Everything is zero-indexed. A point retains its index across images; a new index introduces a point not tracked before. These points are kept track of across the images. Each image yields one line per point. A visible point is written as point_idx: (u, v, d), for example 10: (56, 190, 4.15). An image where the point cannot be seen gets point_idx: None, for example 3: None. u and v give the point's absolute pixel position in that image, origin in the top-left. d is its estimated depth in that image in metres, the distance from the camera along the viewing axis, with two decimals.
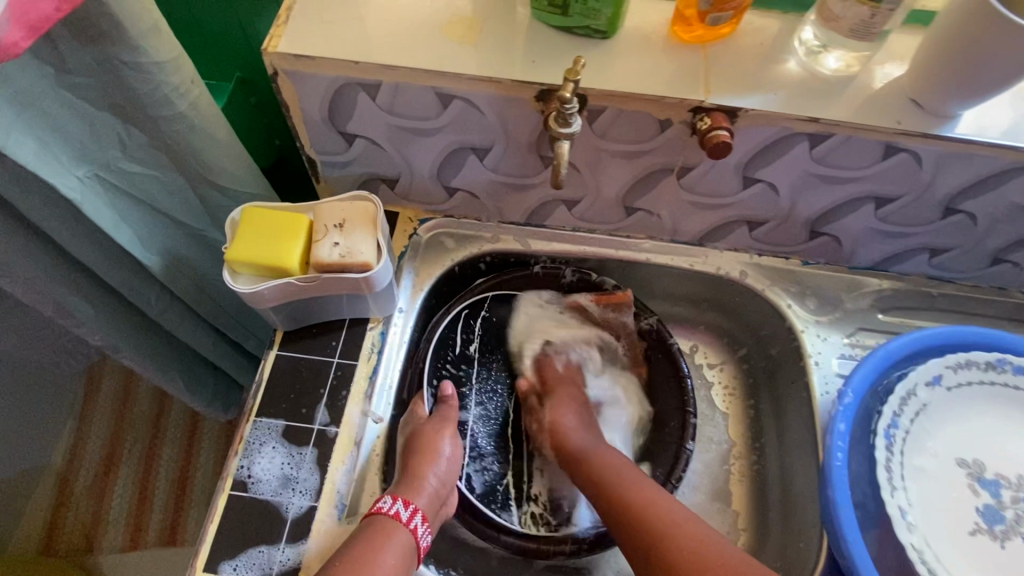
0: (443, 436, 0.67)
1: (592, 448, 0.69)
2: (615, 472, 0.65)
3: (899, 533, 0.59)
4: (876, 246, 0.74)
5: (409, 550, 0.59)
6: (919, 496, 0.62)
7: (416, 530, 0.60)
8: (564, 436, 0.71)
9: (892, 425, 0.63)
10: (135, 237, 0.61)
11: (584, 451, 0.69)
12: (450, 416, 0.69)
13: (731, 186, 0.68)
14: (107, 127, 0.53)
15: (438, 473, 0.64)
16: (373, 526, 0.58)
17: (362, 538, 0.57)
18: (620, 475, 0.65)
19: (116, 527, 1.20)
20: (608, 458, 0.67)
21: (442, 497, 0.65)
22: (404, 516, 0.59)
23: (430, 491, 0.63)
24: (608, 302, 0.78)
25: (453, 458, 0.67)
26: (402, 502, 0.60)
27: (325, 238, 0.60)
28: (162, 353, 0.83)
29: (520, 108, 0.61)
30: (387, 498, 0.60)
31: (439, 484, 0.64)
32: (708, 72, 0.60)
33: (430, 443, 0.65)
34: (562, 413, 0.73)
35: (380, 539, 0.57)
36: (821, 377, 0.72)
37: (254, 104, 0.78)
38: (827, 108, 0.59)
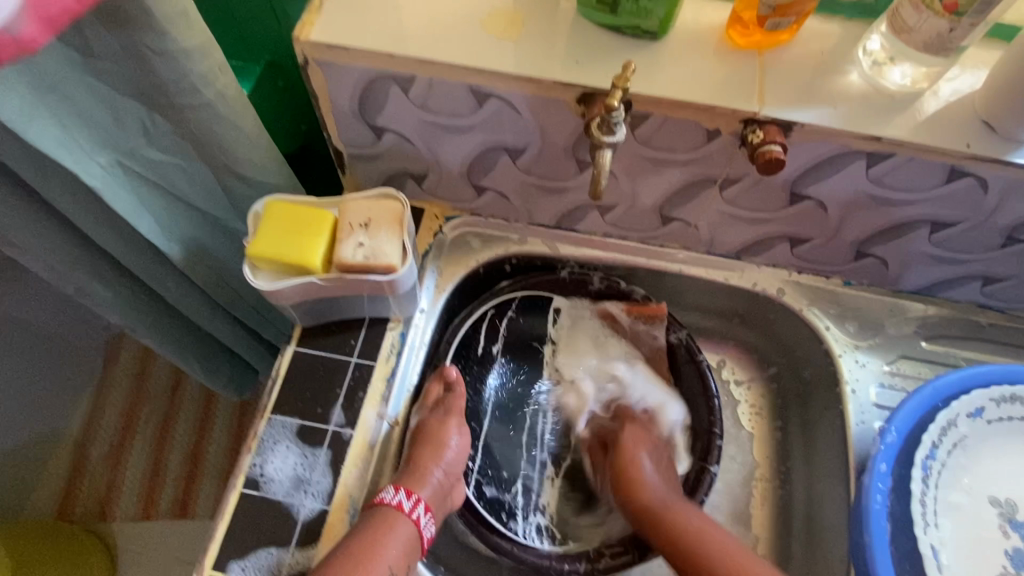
0: (449, 425, 0.64)
1: (669, 503, 0.64)
2: (725, 556, 0.59)
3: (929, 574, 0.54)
4: (925, 271, 0.70)
5: (412, 542, 0.56)
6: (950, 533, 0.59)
7: (419, 520, 0.57)
8: (635, 492, 0.65)
9: (931, 456, 0.58)
10: (155, 225, 0.59)
11: (662, 505, 0.64)
12: (456, 405, 0.65)
13: (777, 201, 0.64)
14: (131, 113, 0.51)
15: (443, 464, 0.62)
16: (375, 514, 0.55)
17: (362, 527, 0.54)
18: (702, 535, 0.61)
19: (129, 498, 1.21)
20: (684, 518, 0.63)
21: (446, 487, 0.62)
22: (407, 507, 0.57)
23: (433, 482, 0.60)
24: (641, 314, 0.75)
25: (460, 452, 0.64)
26: (405, 493, 0.57)
27: (350, 237, 0.57)
28: (179, 337, 0.82)
29: (560, 109, 0.57)
30: (388, 487, 0.58)
31: (443, 476, 0.62)
32: (764, 81, 0.56)
33: (436, 433, 0.63)
34: (636, 463, 0.67)
35: (380, 529, 0.54)
36: (857, 405, 0.69)
37: (281, 88, 0.75)
38: (890, 126, 0.55)
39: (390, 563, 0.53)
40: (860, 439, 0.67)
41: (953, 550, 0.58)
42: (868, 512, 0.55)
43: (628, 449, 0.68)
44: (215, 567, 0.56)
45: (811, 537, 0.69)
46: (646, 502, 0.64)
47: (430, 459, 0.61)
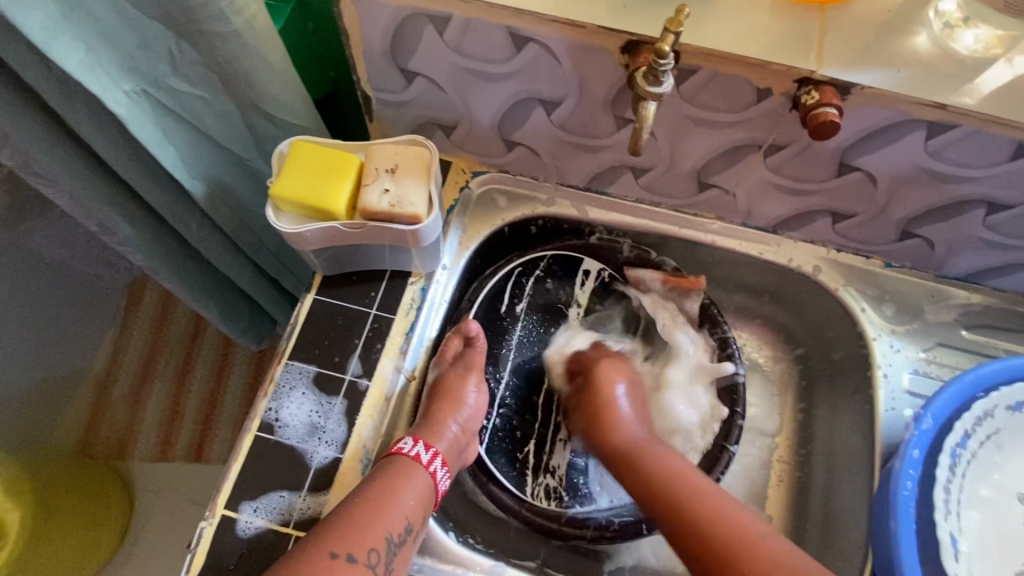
0: (467, 381, 0.63)
1: (642, 444, 0.63)
2: (672, 475, 0.59)
3: (947, 563, 0.52)
4: (973, 256, 0.66)
5: (427, 494, 0.55)
6: (971, 524, 0.57)
7: (435, 474, 0.57)
8: (609, 432, 0.64)
9: (961, 443, 0.55)
10: (179, 160, 0.58)
11: (631, 446, 0.63)
12: (476, 361, 0.64)
13: (823, 171, 0.61)
14: (157, 39, 0.49)
15: (458, 419, 0.61)
16: (393, 463, 0.55)
17: (381, 475, 0.53)
18: (681, 475, 0.59)
19: (147, 438, 1.24)
20: (665, 458, 0.61)
21: (462, 445, 0.61)
22: (424, 459, 0.56)
23: (450, 436, 0.60)
24: (678, 285, 0.73)
25: (475, 412, 0.63)
26: (423, 445, 0.57)
27: (375, 183, 0.56)
28: (200, 280, 0.81)
29: (601, 59, 0.54)
30: (407, 439, 0.57)
31: (459, 432, 0.60)
32: (823, 38, 0.53)
33: (454, 389, 0.62)
34: (614, 398, 0.66)
35: (398, 479, 0.54)
36: (887, 391, 0.66)
37: (311, 29, 0.68)
38: (958, 93, 0.51)
39: (407, 514, 0.52)
40: (889, 426, 0.65)
41: (971, 542, 0.56)
42: (896, 497, 0.53)
43: (602, 388, 0.67)
44: (227, 507, 0.56)
45: (828, 522, 0.67)
46: (617, 443, 0.64)
47: (444, 413, 0.60)
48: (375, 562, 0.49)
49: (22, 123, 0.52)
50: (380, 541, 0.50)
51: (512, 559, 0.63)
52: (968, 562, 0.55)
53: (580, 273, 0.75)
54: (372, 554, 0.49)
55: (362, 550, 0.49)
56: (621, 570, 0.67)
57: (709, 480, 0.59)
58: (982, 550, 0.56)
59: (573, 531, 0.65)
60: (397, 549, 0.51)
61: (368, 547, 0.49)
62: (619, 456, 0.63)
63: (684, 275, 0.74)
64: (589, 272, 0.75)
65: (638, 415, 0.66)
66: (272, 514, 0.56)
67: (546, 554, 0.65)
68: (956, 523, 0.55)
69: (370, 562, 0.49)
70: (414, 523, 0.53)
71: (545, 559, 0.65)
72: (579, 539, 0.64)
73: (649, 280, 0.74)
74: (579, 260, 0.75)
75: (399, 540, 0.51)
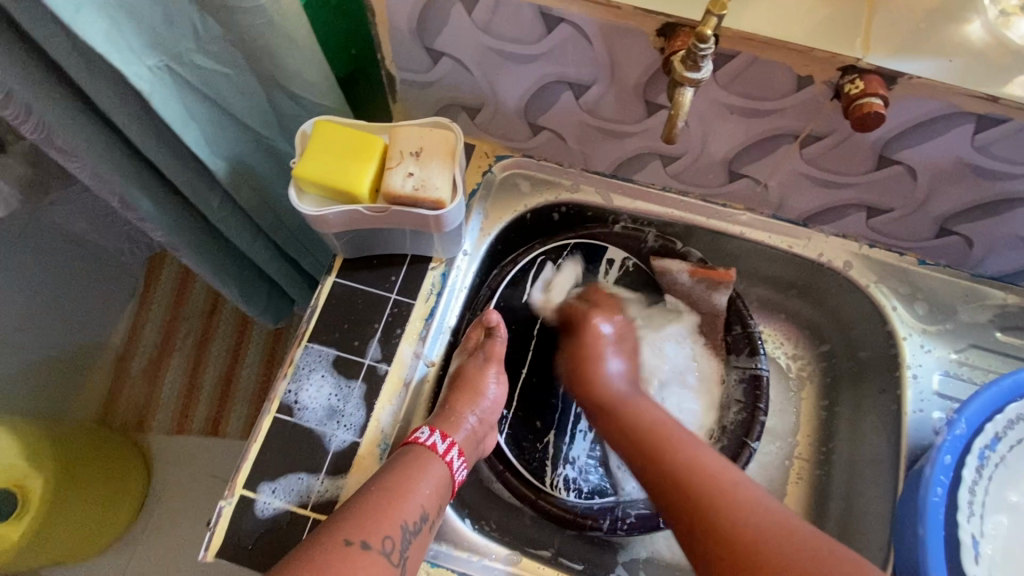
0: (485, 372, 0.62)
1: (624, 398, 0.62)
2: (651, 425, 0.59)
3: (966, 565, 0.50)
4: (1013, 256, 0.63)
5: (443, 483, 0.55)
6: (994, 530, 0.54)
7: (451, 463, 0.56)
8: (595, 385, 0.63)
9: (990, 446, 0.53)
10: (201, 138, 0.57)
11: (618, 398, 0.62)
12: (496, 352, 0.63)
13: (860, 164, 0.58)
14: (182, 14, 0.48)
15: (478, 410, 0.60)
16: (409, 452, 0.55)
17: (397, 462, 0.54)
18: (660, 428, 0.59)
19: (166, 411, 1.26)
20: (649, 413, 0.60)
21: (481, 434, 0.61)
22: (441, 449, 0.56)
23: (468, 427, 0.59)
24: (707, 278, 0.70)
25: (495, 403, 0.63)
26: (439, 435, 0.57)
27: (400, 166, 0.54)
28: (220, 259, 0.81)
29: (636, 42, 0.52)
30: (424, 428, 0.57)
31: (477, 423, 0.60)
32: (870, 24, 0.50)
33: (472, 379, 0.61)
34: (598, 353, 0.64)
35: (415, 466, 0.54)
36: (916, 392, 0.65)
37: (335, 6, 0.64)
38: (1013, 85, 0.48)
39: (423, 503, 0.52)
40: (916, 427, 0.63)
41: (995, 548, 0.53)
42: (925, 503, 0.51)
43: (586, 336, 0.65)
44: (245, 487, 0.56)
45: (848, 522, 0.66)
46: (604, 393, 0.62)
47: (464, 402, 0.60)
48: (392, 549, 0.49)
49: (47, 98, 0.51)
50: (395, 529, 0.50)
51: (526, 547, 0.63)
52: (990, 565, 0.52)
53: (604, 261, 0.73)
54: (388, 541, 0.49)
55: (378, 537, 0.49)
56: (635, 561, 0.67)
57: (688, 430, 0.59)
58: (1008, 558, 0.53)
59: (590, 521, 0.64)
60: (412, 537, 0.51)
61: (384, 535, 0.49)
62: (605, 406, 0.62)
63: (714, 268, 0.70)
64: (613, 261, 0.73)
65: (625, 366, 0.65)
66: (290, 495, 0.56)
67: (560, 543, 0.65)
68: (978, 525, 0.53)
69: (385, 550, 0.49)
70: (430, 511, 0.53)
71: (559, 549, 0.64)
72: (595, 531, 0.63)
73: (676, 271, 0.71)
74: (602, 249, 0.72)
75: (414, 528, 0.51)
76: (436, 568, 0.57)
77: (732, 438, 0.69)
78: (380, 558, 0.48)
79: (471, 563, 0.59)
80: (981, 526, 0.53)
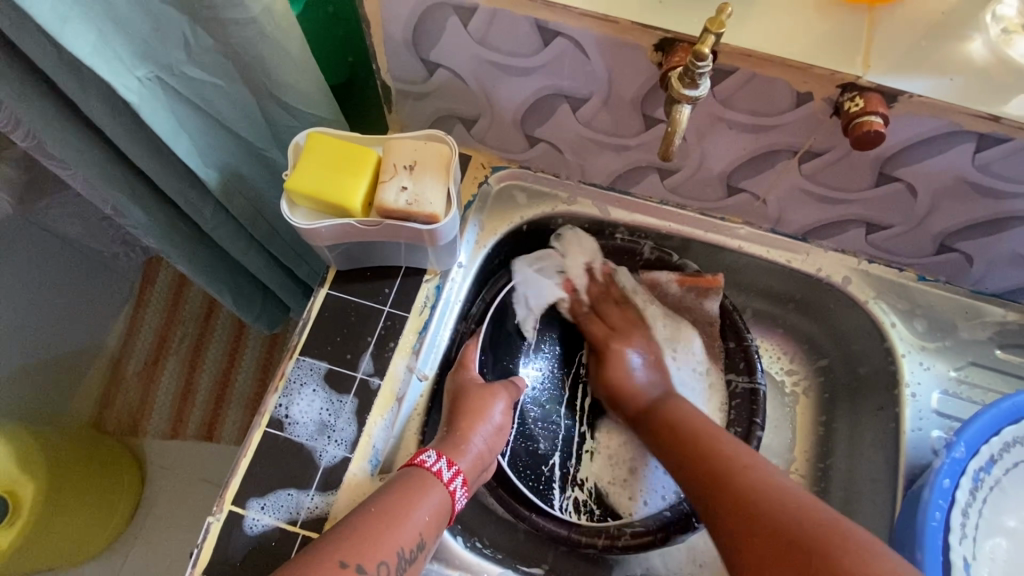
0: (483, 393, 0.62)
1: (664, 398, 0.67)
2: (683, 417, 0.63)
3: None
4: (1015, 273, 0.63)
5: (442, 512, 0.54)
6: (989, 553, 0.52)
7: (454, 492, 0.55)
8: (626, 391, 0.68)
9: (985, 468, 0.53)
10: (193, 149, 0.57)
11: (657, 400, 0.67)
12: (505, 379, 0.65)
13: (860, 180, 0.58)
14: (173, 26, 0.47)
15: (484, 434, 0.59)
16: (412, 474, 0.54)
17: (397, 483, 0.53)
18: (686, 423, 0.61)
19: (159, 416, 1.25)
20: (682, 413, 0.64)
21: (485, 463, 0.60)
22: (446, 476, 0.55)
23: (473, 453, 0.58)
24: (695, 285, 0.71)
25: (500, 431, 0.61)
26: (447, 462, 0.55)
27: (393, 180, 0.54)
28: (213, 267, 0.80)
29: (633, 56, 0.52)
30: (431, 452, 0.56)
31: (483, 447, 0.59)
32: (871, 40, 0.50)
33: (466, 391, 0.61)
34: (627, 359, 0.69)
35: (415, 489, 0.53)
36: (914, 411, 0.64)
37: (330, 15, 0.64)
38: (1014, 104, 0.48)
39: (420, 530, 0.51)
40: (915, 446, 0.63)
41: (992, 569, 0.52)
42: (923, 526, 0.50)
43: (609, 362, 0.69)
44: (234, 503, 0.56)
45: None
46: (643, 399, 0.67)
47: (470, 426, 0.59)
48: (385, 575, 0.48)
49: (37, 108, 0.51)
50: (391, 554, 0.49)
51: (518, 565, 0.62)
52: None
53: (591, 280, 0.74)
54: (382, 567, 0.48)
55: (373, 562, 0.48)
56: None
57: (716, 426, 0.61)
58: None
59: (585, 539, 0.63)
60: (407, 564, 0.50)
61: (379, 560, 0.48)
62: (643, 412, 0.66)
63: (700, 275, 0.71)
64: (602, 280, 0.75)
65: (648, 367, 0.70)
66: (280, 512, 0.55)
67: (553, 560, 0.64)
68: (971, 547, 0.52)
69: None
70: (426, 540, 0.52)
71: (552, 565, 0.64)
72: (590, 548, 0.63)
73: (665, 281, 0.73)
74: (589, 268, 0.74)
75: (410, 556, 0.51)
76: None
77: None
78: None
79: None
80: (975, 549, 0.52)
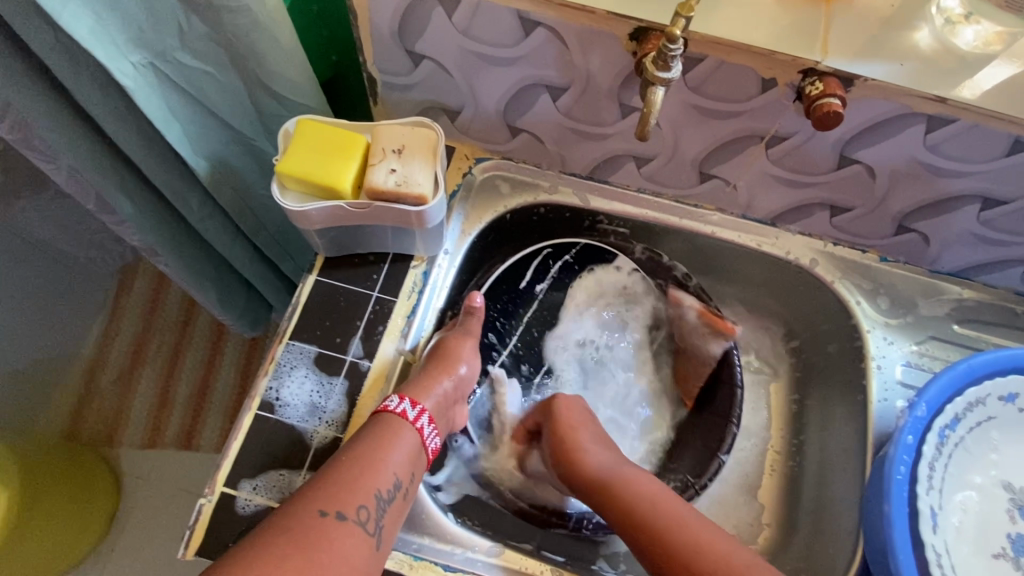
0: (466, 345, 0.64)
1: (615, 470, 0.62)
2: (648, 500, 0.59)
3: (923, 531, 0.54)
4: (968, 251, 0.67)
5: (414, 449, 0.55)
6: (960, 504, 0.59)
7: (422, 430, 0.57)
8: (581, 462, 0.62)
9: (951, 425, 0.57)
10: (183, 136, 0.58)
11: (604, 474, 0.62)
12: (473, 328, 0.66)
13: (823, 163, 0.62)
14: (168, 13, 0.49)
15: (455, 376, 0.61)
16: (379, 422, 0.55)
17: (365, 433, 0.54)
18: (653, 503, 0.59)
19: (136, 424, 1.22)
20: (640, 495, 0.60)
21: (453, 401, 0.61)
22: (411, 416, 0.56)
23: (438, 393, 0.59)
24: (712, 323, 0.72)
25: (471, 373, 0.64)
26: (410, 402, 0.57)
27: (382, 163, 0.56)
28: (197, 262, 0.80)
29: (611, 45, 0.55)
30: (393, 396, 0.57)
31: (451, 388, 0.60)
32: (828, 30, 0.54)
33: (454, 350, 0.63)
34: (579, 423, 0.65)
35: (385, 436, 0.54)
36: (881, 381, 0.68)
37: (315, 13, 0.66)
38: (957, 87, 0.52)
39: (395, 470, 0.53)
40: (881, 416, 0.66)
41: (947, 520, 0.58)
42: (889, 480, 0.54)
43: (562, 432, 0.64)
44: (226, 485, 0.56)
45: (818, 511, 0.69)
46: (587, 473, 0.62)
47: (436, 369, 0.60)
48: (367, 518, 0.50)
49: (32, 97, 0.52)
50: (369, 498, 0.50)
51: (508, 539, 0.62)
52: (944, 533, 0.56)
53: (609, 266, 0.75)
54: (363, 511, 0.49)
55: (352, 507, 0.49)
56: (616, 555, 0.67)
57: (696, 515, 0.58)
58: (950, 525, 0.58)
59: (555, 519, 0.66)
60: (388, 505, 0.51)
61: (358, 505, 0.49)
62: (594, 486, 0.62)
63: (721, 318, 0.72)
64: (620, 266, 0.75)
65: (597, 437, 0.65)
66: (272, 491, 0.56)
67: (541, 538, 0.64)
68: (938, 498, 0.57)
69: (361, 519, 0.49)
70: (403, 479, 0.53)
71: (540, 542, 0.64)
72: (560, 528, 0.66)
73: (687, 307, 0.74)
74: (605, 252, 0.75)
75: (388, 496, 0.52)
76: (419, 561, 0.57)
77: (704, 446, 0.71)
78: (356, 528, 0.48)
79: (454, 555, 0.58)
80: (940, 499, 0.57)
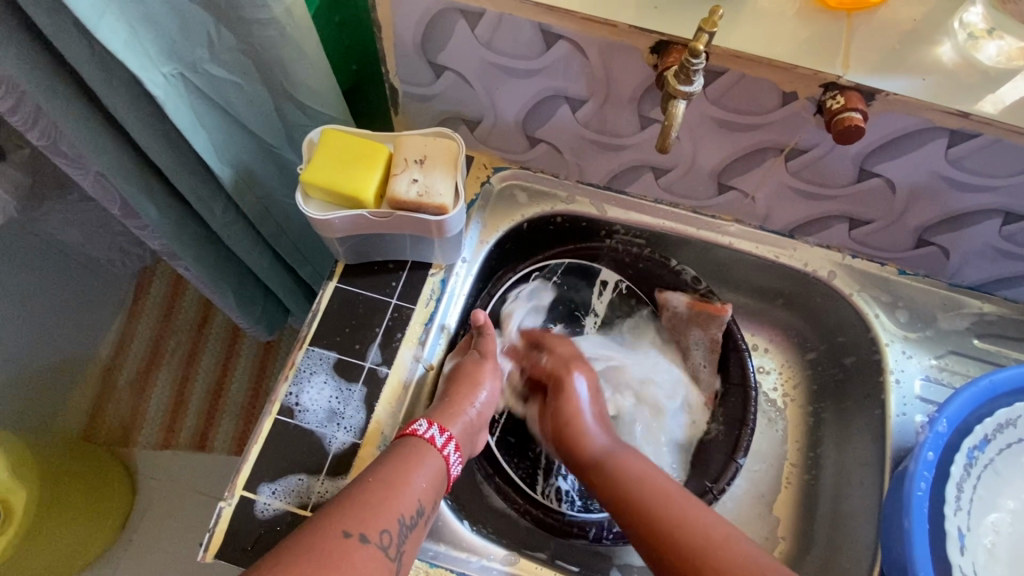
0: (484, 368, 0.64)
1: (610, 451, 0.62)
2: (637, 478, 0.58)
3: (950, 554, 0.54)
4: (988, 266, 0.67)
5: (440, 475, 0.56)
6: (992, 526, 0.59)
7: (448, 457, 0.57)
8: (575, 440, 0.63)
9: (980, 447, 0.57)
10: (210, 145, 0.59)
11: (601, 456, 0.62)
12: (490, 348, 0.66)
13: (843, 175, 0.61)
14: (198, 25, 0.50)
15: (476, 402, 0.62)
16: (407, 445, 0.56)
17: (392, 457, 0.54)
18: (644, 482, 0.58)
19: (152, 425, 1.23)
20: (627, 471, 0.59)
21: (476, 427, 0.62)
22: (439, 442, 0.57)
23: (466, 418, 0.60)
24: (699, 311, 0.74)
25: (490, 399, 0.64)
26: (438, 428, 0.57)
27: (404, 173, 0.57)
28: (216, 267, 0.81)
29: (632, 58, 0.55)
30: (422, 421, 0.58)
31: (474, 415, 0.61)
32: (850, 44, 0.53)
33: (474, 374, 0.63)
34: (577, 412, 0.65)
35: (410, 459, 0.54)
36: (899, 397, 0.67)
37: (338, 23, 0.67)
38: (979, 103, 0.52)
39: (419, 496, 0.53)
40: (900, 431, 0.65)
41: (974, 542, 0.57)
42: (909, 498, 0.54)
43: (564, 393, 0.66)
44: (245, 488, 0.57)
45: (835, 525, 0.68)
46: (586, 454, 0.62)
47: (463, 395, 0.61)
48: (388, 543, 0.49)
49: (65, 107, 0.53)
50: (392, 523, 0.50)
51: (524, 548, 0.63)
52: (972, 557, 0.56)
53: (598, 283, 0.77)
54: (385, 535, 0.49)
55: (375, 530, 0.49)
56: (630, 565, 0.67)
57: (680, 487, 0.58)
58: (977, 545, 0.57)
59: (576, 530, 0.65)
60: (408, 531, 0.51)
61: (381, 529, 0.49)
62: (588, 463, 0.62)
63: (709, 301, 0.74)
64: (607, 282, 0.77)
65: (598, 421, 0.65)
66: (290, 496, 0.57)
67: (556, 547, 0.64)
68: (966, 519, 0.57)
69: (382, 544, 0.49)
70: (426, 505, 0.53)
71: (555, 552, 0.64)
72: (579, 539, 0.65)
73: (675, 301, 0.76)
74: (596, 270, 0.77)
75: (410, 522, 0.51)
76: (434, 568, 0.58)
77: (722, 454, 0.71)
78: (378, 552, 0.48)
79: (470, 563, 0.59)
80: (968, 521, 0.57)
